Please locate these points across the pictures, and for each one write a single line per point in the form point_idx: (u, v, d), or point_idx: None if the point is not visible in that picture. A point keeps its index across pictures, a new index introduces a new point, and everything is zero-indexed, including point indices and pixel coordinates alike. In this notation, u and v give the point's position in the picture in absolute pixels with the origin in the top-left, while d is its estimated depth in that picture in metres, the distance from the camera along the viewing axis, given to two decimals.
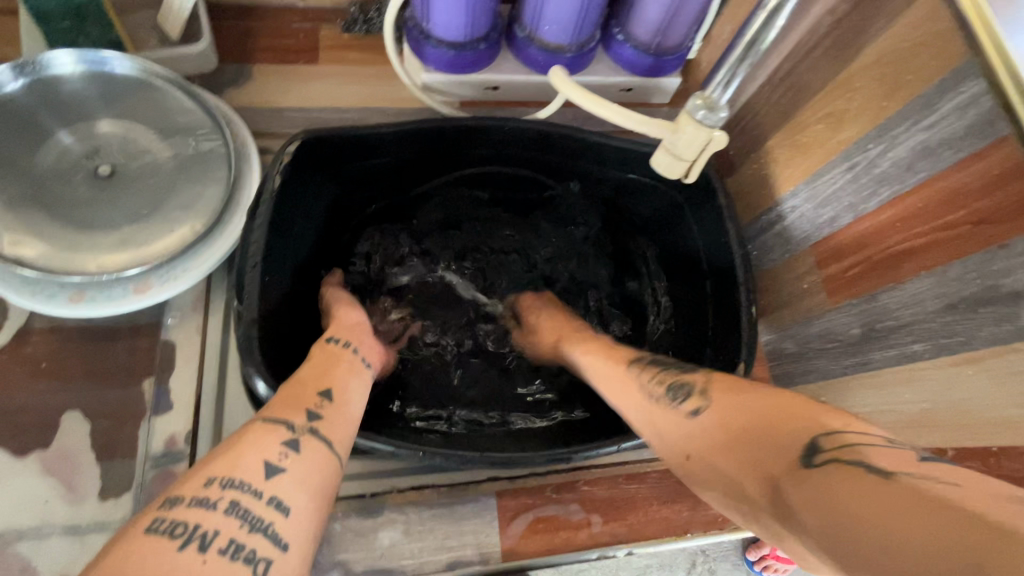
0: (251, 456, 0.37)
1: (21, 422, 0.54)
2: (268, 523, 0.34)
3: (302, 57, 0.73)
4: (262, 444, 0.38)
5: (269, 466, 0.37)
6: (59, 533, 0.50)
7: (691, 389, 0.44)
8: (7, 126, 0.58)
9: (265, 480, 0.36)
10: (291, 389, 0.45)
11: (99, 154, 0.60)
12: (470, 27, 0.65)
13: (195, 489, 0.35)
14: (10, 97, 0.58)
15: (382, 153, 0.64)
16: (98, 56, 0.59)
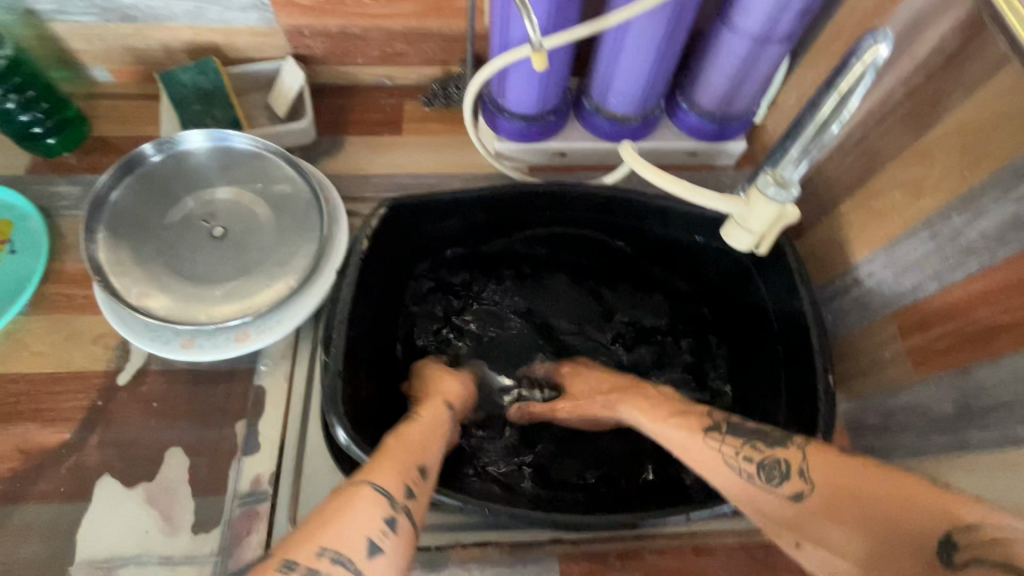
0: (357, 530, 0.40)
1: (132, 455, 0.59)
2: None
3: (389, 129, 0.81)
4: (368, 519, 0.41)
5: (372, 543, 0.40)
6: (156, 562, 0.55)
7: (785, 469, 0.45)
8: (144, 192, 0.67)
9: (366, 560, 0.39)
10: (395, 456, 0.47)
11: (213, 217, 0.68)
12: (541, 102, 0.70)
13: (309, 556, 0.38)
14: (149, 168, 0.68)
15: (458, 216, 0.68)
16: (223, 135, 0.68)
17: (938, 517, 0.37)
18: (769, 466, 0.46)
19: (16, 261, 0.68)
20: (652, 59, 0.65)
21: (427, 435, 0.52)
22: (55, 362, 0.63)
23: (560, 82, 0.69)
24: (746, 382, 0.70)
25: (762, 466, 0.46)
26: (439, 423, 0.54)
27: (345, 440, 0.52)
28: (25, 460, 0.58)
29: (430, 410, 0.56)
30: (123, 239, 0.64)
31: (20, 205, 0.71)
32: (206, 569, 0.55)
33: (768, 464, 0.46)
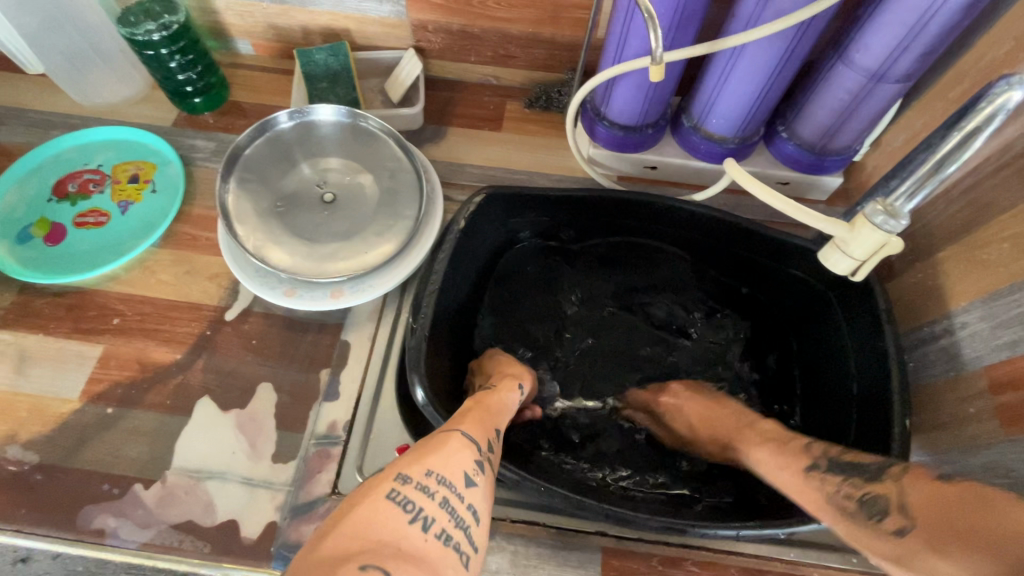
0: (456, 462, 0.46)
1: (227, 382, 0.65)
2: (466, 525, 0.44)
3: (489, 125, 0.86)
4: (464, 456, 0.47)
5: (468, 478, 0.46)
6: (238, 481, 0.60)
7: (888, 505, 0.47)
8: (272, 154, 0.75)
9: (465, 487, 0.45)
10: (479, 412, 0.53)
11: (326, 183, 0.75)
12: (642, 114, 0.73)
13: (419, 475, 0.44)
14: (281, 132, 0.75)
15: (548, 212, 0.72)
16: (348, 112, 0.75)
17: None
18: (871, 502, 0.49)
19: (155, 200, 0.77)
20: (761, 84, 0.66)
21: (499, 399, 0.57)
22: (175, 292, 0.71)
23: (663, 98, 0.72)
24: (811, 418, 0.69)
25: (864, 502, 0.49)
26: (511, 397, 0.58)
27: (422, 399, 0.56)
28: (140, 372, 0.66)
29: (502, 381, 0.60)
30: (249, 192, 0.72)
31: (163, 151, 0.81)
32: (279, 496, 0.60)
33: (869, 500, 0.49)
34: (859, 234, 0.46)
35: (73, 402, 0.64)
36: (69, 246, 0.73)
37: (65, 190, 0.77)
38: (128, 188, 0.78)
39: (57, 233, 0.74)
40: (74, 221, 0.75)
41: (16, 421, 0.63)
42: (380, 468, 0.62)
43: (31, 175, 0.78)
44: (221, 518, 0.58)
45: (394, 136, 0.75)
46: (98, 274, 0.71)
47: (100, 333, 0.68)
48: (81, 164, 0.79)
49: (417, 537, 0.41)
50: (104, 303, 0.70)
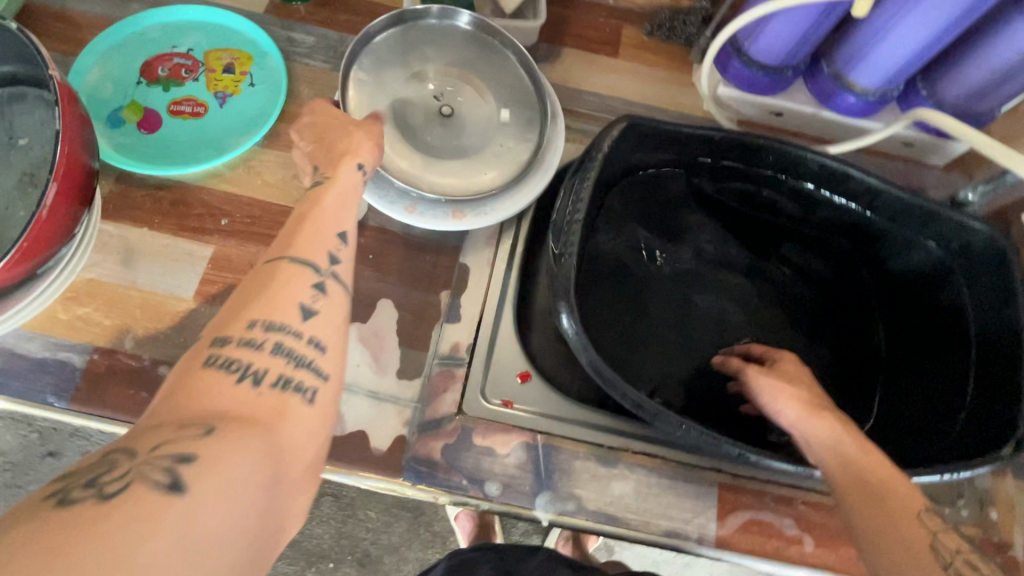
0: (290, 292, 0.42)
1: (349, 295, 0.64)
2: (309, 360, 0.40)
3: (605, 50, 0.81)
4: (297, 285, 0.42)
5: (302, 308, 0.42)
6: (365, 393, 0.60)
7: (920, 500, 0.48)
8: (393, 53, 0.70)
9: (301, 320, 0.41)
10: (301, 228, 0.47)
11: (443, 96, 0.71)
12: (789, 53, 0.69)
13: (241, 332, 0.39)
14: (406, 29, 0.70)
15: (676, 150, 0.69)
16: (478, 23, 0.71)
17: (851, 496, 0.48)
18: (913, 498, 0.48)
19: (256, 95, 0.72)
20: (933, 36, 0.62)
21: (306, 280, 0.43)
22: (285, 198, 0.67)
23: (817, 37, 0.67)
24: (917, 380, 0.68)
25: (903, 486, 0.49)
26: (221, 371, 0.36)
27: (567, 326, 0.56)
28: None
29: (287, 390, 0.38)
30: (370, 93, 0.68)
31: (259, 40, 0.74)
32: (407, 412, 0.60)
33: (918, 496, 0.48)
34: None
35: (187, 302, 0.62)
36: (166, 136, 0.68)
37: (155, 72, 0.71)
38: (224, 78, 0.72)
39: (151, 119, 0.68)
40: (169, 108, 0.69)
41: (129, 316, 0.60)
42: (503, 392, 0.63)
43: (115, 50, 0.71)
44: (350, 428, 0.58)
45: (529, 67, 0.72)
46: (204, 169, 0.66)
47: (211, 233, 0.65)
48: (169, 45, 0.72)
49: (244, 390, 0.36)
50: (210, 201, 0.66)
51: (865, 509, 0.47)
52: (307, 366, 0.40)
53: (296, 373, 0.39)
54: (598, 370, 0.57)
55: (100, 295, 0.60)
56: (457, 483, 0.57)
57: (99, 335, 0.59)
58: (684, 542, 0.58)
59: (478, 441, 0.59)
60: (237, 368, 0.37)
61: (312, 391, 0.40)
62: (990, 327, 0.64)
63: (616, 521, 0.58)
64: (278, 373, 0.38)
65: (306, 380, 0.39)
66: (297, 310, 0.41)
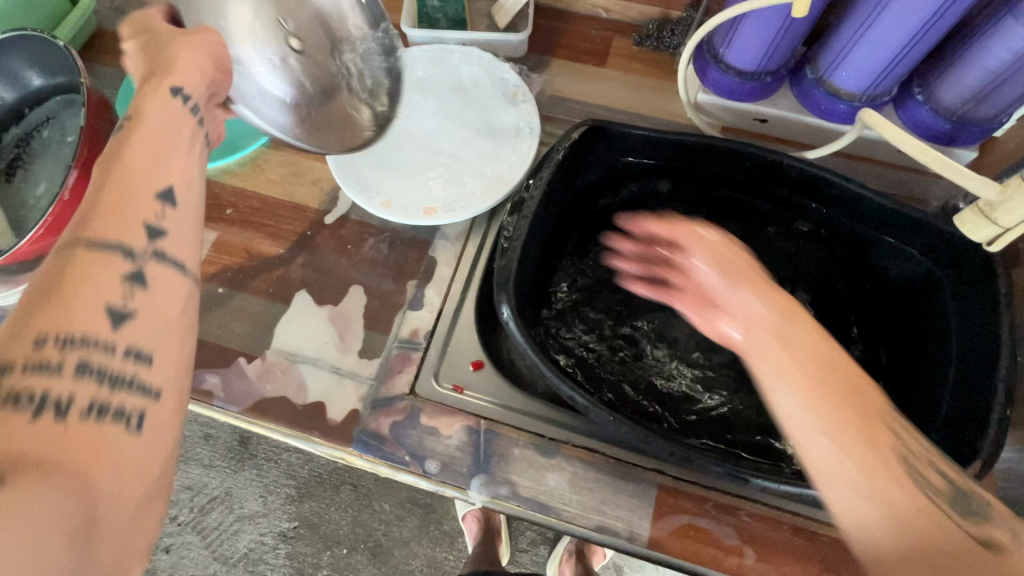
0: (90, 296, 0.37)
1: (326, 281, 0.70)
2: (130, 374, 0.37)
3: (593, 60, 0.83)
4: (94, 276, 0.38)
5: (112, 308, 0.38)
6: (328, 368, 0.65)
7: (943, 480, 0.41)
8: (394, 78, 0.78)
9: (114, 331, 0.37)
10: (119, 196, 0.41)
11: (287, 24, 0.62)
12: (764, 60, 0.69)
13: (26, 353, 0.35)
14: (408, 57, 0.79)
15: (648, 154, 0.70)
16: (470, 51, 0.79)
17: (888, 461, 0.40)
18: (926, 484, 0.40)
19: None
20: (912, 34, 0.59)
21: (117, 269, 0.39)
22: (282, 192, 0.75)
23: (793, 42, 0.67)
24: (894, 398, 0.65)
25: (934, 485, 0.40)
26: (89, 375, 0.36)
27: (506, 317, 0.59)
28: (247, 258, 0.72)
29: (104, 420, 0.36)
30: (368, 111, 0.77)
31: None
32: (363, 388, 0.65)
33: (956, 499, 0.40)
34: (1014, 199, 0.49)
35: None
36: None
37: None
38: None
39: None
40: None
41: None
42: (455, 377, 0.66)
43: None
44: (311, 398, 0.64)
45: (509, 86, 0.77)
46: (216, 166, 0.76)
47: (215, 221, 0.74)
48: None
49: (46, 430, 0.34)
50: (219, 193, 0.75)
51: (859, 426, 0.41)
52: (127, 385, 0.37)
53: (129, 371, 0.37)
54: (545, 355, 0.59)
55: None
56: (400, 457, 0.61)
57: None
58: (613, 538, 0.58)
59: (424, 420, 0.63)
60: (29, 401, 0.34)
61: (136, 415, 0.37)
62: (974, 343, 0.59)
63: (546, 509, 0.59)
64: (88, 398, 0.36)
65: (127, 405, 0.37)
66: (123, 287, 0.39)
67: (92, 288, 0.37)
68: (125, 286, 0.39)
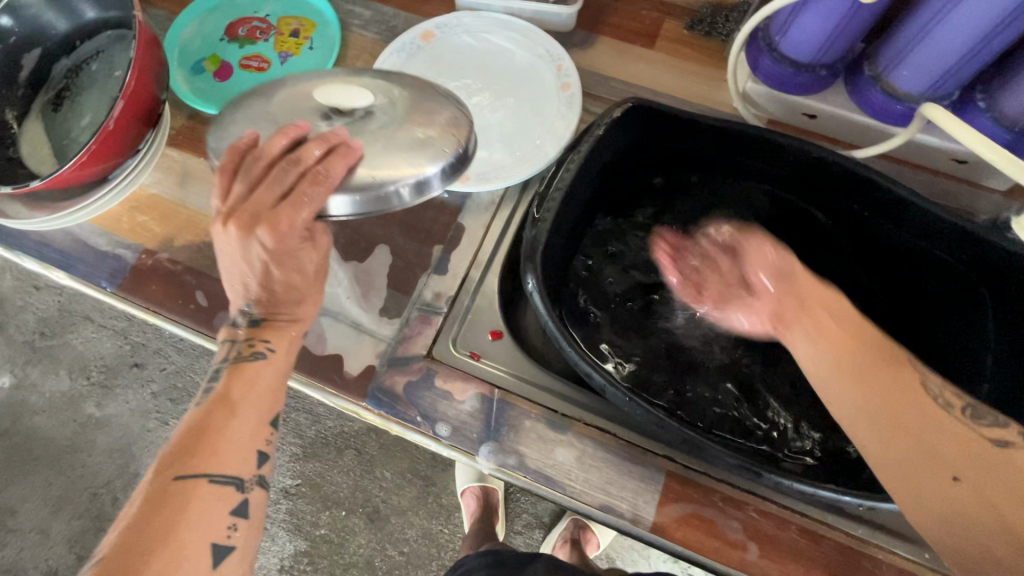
0: (217, 514, 0.48)
1: (354, 237, 0.70)
2: None
3: (642, 41, 0.81)
4: (221, 506, 0.48)
5: (224, 531, 0.48)
6: (348, 323, 0.66)
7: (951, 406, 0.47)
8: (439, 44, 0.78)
9: (210, 544, 0.46)
10: (240, 430, 0.51)
11: None
12: (820, 52, 0.66)
13: None
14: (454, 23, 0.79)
15: (690, 139, 0.69)
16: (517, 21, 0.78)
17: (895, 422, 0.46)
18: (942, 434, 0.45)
19: (313, 58, 0.81)
20: (985, 34, 0.56)
21: (228, 504, 0.48)
22: None
23: (853, 35, 0.64)
24: None
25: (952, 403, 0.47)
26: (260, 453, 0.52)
27: (532, 290, 0.59)
28: None
29: None
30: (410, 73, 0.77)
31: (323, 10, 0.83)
32: (381, 345, 0.65)
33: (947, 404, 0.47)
34: None
35: None
36: (232, 84, 0.79)
37: (236, 32, 0.82)
38: (289, 40, 0.82)
39: (224, 70, 0.80)
40: (240, 62, 0.81)
41: (174, 228, 0.71)
42: (472, 344, 0.66)
43: (209, 13, 0.83)
44: (329, 351, 0.65)
45: (555, 59, 0.76)
46: None
47: None
48: (252, 11, 0.84)
49: None
50: None
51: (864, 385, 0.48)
52: None
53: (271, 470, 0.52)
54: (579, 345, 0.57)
55: (155, 206, 0.72)
56: (412, 417, 0.62)
57: (149, 239, 0.71)
58: (617, 518, 0.58)
59: (438, 383, 0.63)
60: None
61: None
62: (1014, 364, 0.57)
63: (552, 483, 0.59)
64: None
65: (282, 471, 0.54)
66: (253, 456, 0.52)
67: (212, 510, 0.47)
68: (230, 517, 0.49)
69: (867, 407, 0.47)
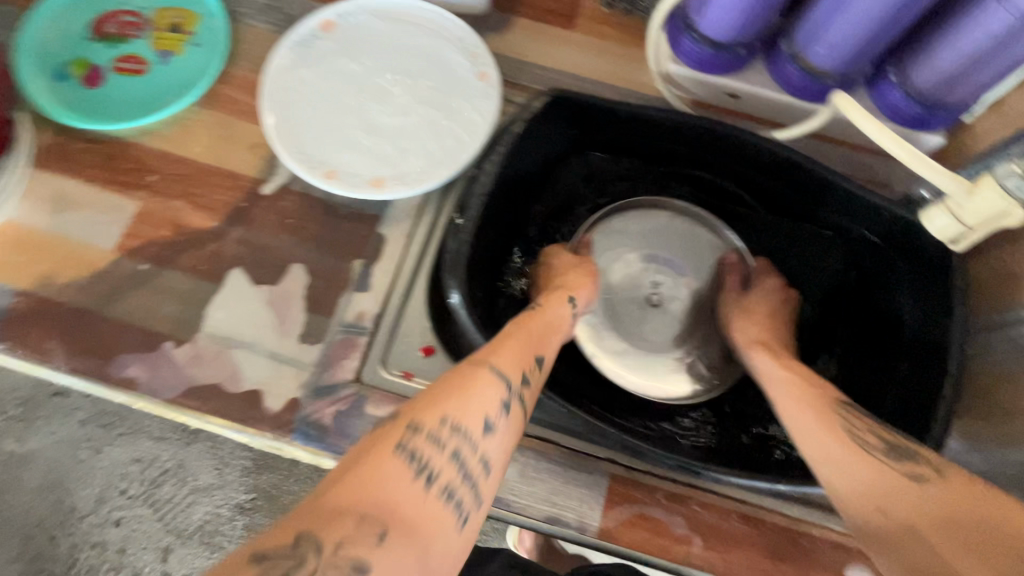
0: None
1: (264, 258, 0.65)
2: None
3: (561, 21, 0.77)
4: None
5: None
6: (266, 354, 0.61)
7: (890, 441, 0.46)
8: (340, 34, 0.71)
9: None
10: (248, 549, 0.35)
11: None
12: (738, 32, 0.64)
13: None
14: (355, 10, 0.72)
15: (613, 129, 0.66)
16: (425, 7, 0.72)
17: (884, 477, 0.43)
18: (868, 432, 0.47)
19: (197, 56, 0.72)
20: (894, 3, 0.55)
21: None
22: (213, 158, 0.68)
23: (768, 13, 0.62)
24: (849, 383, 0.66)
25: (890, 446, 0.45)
26: (403, 461, 0.39)
27: (456, 304, 0.55)
28: (175, 233, 0.65)
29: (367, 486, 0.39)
30: (309, 69, 0.70)
31: None
32: (304, 375, 0.60)
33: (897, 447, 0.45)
34: (982, 197, 0.48)
35: (108, 253, 0.64)
36: (106, 91, 0.70)
37: (105, 29, 0.72)
38: (169, 37, 0.73)
39: (95, 75, 0.70)
40: (113, 65, 0.71)
41: (52, 263, 0.63)
42: (404, 363, 0.62)
43: (69, 7, 0.72)
44: (246, 386, 0.60)
45: (468, 47, 0.71)
46: (135, 126, 0.68)
47: (137, 188, 0.66)
48: (121, 4, 0.74)
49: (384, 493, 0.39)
50: (141, 158, 0.68)
51: (822, 445, 0.47)
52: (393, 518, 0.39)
53: (459, 489, 0.41)
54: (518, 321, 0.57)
55: (27, 239, 0.64)
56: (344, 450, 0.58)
57: (23, 279, 0.62)
58: (563, 529, 0.57)
59: (370, 410, 0.59)
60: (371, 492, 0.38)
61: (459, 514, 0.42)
62: (931, 334, 0.58)
63: (496, 500, 0.57)
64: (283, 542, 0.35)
65: (465, 502, 0.41)
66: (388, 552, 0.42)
67: None
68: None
69: (829, 449, 0.46)
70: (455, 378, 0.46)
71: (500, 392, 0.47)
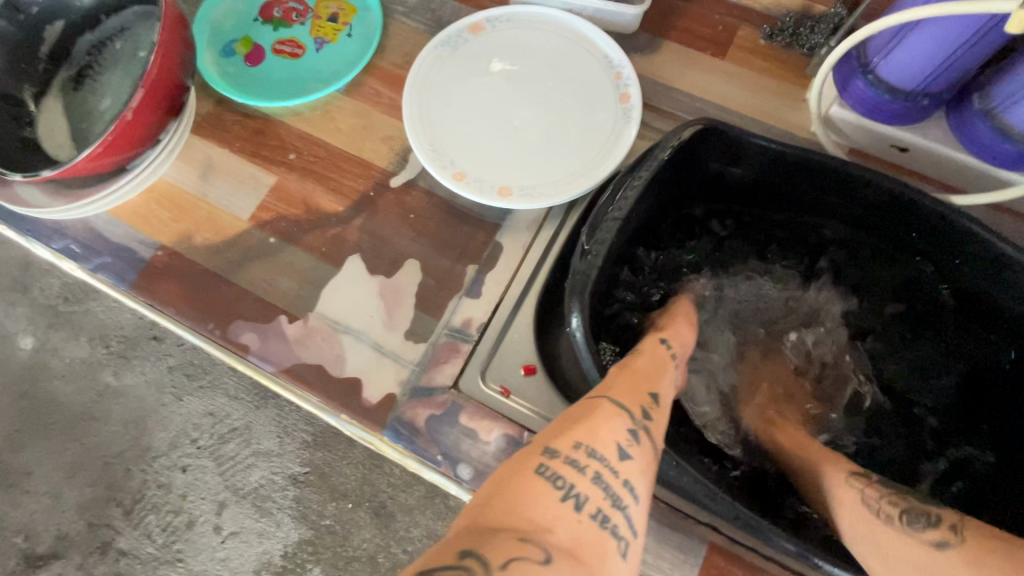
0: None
1: (382, 249, 0.65)
2: (625, 506, 0.42)
3: (712, 49, 0.73)
4: None
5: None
6: (371, 345, 0.61)
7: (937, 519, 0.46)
8: (487, 38, 0.71)
9: None
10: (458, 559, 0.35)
11: None
12: (927, 79, 0.57)
13: None
14: (507, 16, 0.72)
15: (758, 166, 0.61)
16: (576, 20, 0.70)
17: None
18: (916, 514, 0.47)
19: (348, 48, 0.74)
20: None
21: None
22: (348, 145, 0.70)
23: (969, 62, 0.54)
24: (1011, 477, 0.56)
25: (908, 513, 0.47)
26: (548, 483, 0.40)
27: (574, 327, 0.52)
28: (303, 212, 0.67)
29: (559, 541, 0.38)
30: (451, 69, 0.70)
31: None
32: (404, 372, 0.60)
33: (915, 513, 0.47)
34: None
35: (242, 223, 0.67)
36: (263, 70, 0.74)
37: (271, 13, 0.76)
38: (326, 25, 0.76)
39: (256, 54, 0.74)
40: (273, 46, 0.75)
41: (193, 224, 0.67)
42: (503, 378, 0.60)
43: None
44: (348, 373, 0.60)
45: (613, 65, 0.69)
46: (285, 106, 0.71)
47: (276, 164, 0.69)
48: None
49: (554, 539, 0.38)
50: (284, 136, 0.70)
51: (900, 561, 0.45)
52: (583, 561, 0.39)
53: (611, 517, 0.41)
54: (621, 364, 0.52)
55: (173, 199, 0.68)
56: (432, 456, 0.57)
57: (165, 236, 0.66)
58: None
59: (464, 420, 0.58)
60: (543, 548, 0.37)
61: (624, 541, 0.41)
62: None
63: None
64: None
65: (620, 529, 0.41)
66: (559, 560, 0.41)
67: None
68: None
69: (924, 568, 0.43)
70: (579, 409, 0.46)
71: (629, 421, 0.45)
